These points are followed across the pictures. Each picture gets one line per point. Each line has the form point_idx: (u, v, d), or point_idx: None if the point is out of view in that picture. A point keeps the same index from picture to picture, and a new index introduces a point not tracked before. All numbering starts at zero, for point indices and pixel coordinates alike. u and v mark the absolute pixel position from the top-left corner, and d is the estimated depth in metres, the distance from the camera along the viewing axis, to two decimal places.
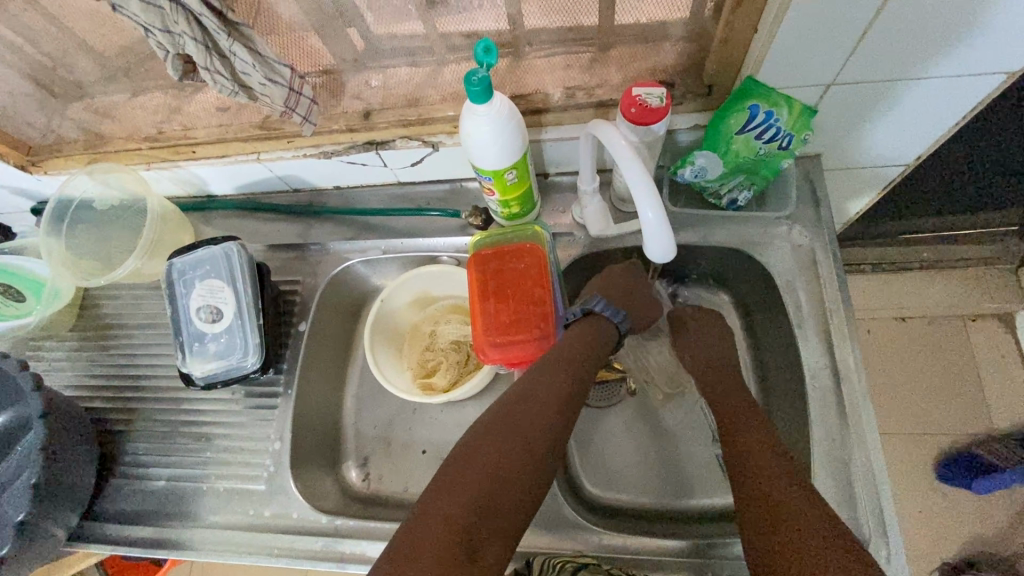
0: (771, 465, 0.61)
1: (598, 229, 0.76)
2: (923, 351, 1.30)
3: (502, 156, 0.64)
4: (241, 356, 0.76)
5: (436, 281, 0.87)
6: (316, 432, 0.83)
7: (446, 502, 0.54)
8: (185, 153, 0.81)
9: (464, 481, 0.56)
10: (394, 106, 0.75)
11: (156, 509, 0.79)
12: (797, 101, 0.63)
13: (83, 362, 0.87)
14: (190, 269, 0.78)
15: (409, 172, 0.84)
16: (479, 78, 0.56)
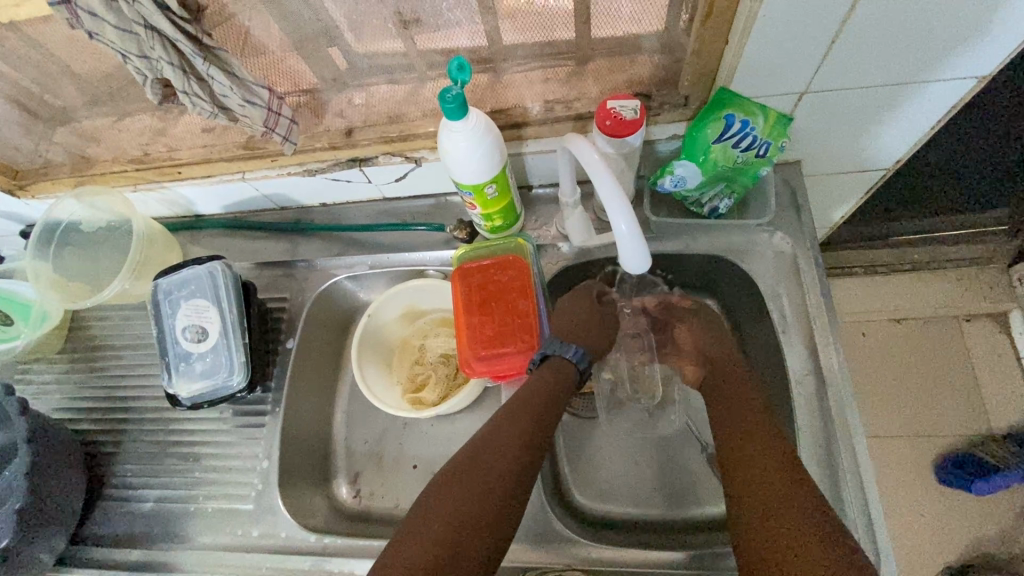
0: (781, 475, 0.58)
1: (581, 240, 0.76)
2: (917, 352, 1.30)
3: (480, 171, 0.64)
4: (227, 375, 0.76)
5: (424, 295, 0.87)
6: (306, 449, 0.83)
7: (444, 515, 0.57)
8: (170, 174, 0.82)
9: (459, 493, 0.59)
10: (377, 122, 0.76)
11: (145, 531, 0.78)
12: (771, 110, 0.64)
13: (72, 384, 0.87)
14: (176, 289, 0.78)
15: (394, 187, 0.85)
16: (454, 94, 0.56)
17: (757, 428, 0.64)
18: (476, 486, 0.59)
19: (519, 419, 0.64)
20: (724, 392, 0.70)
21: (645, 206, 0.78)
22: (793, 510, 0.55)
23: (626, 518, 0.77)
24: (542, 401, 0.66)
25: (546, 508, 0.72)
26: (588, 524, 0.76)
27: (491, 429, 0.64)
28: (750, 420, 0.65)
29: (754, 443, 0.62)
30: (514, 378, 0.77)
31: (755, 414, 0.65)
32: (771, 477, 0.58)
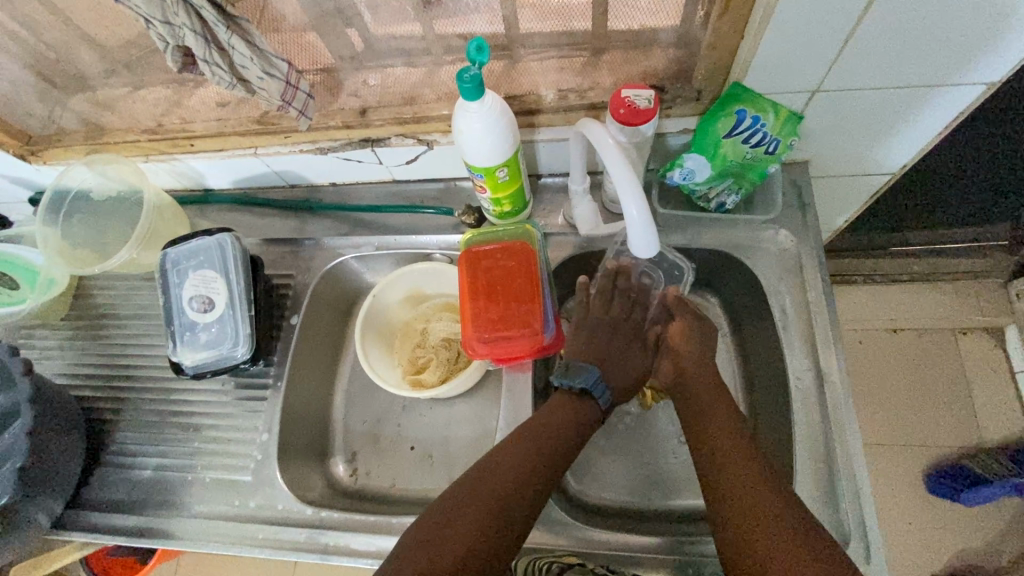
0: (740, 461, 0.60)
1: (588, 229, 0.76)
2: (913, 362, 1.31)
3: (493, 154, 0.65)
4: (232, 346, 0.76)
5: (427, 278, 0.88)
6: (305, 425, 0.84)
7: (465, 516, 0.57)
8: (182, 146, 0.82)
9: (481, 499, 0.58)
10: (391, 103, 0.77)
11: (141, 498, 0.79)
12: (782, 107, 0.65)
13: (75, 351, 0.88)
14: (184, 259, 0.78)
15: (404, 170, 0.85)
16: (471, 75, 0.57)
17: (725, 421, 0.64)
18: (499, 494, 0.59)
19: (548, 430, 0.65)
20: (693, 390, 0.70)
21: (653, 199, 0.78)
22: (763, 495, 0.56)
23: (619, 506, 0.77)
24: (572, 416, 0.67)
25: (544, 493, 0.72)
26: (582, 510, 0.76)
27: (520, 437, 0.64)
28: (716, 416, 0.65)
29: (726, 437, 0.63)
30: (516, 363, 0.77)
31: (720, 412, 0.66)
32: (741, 466, 0.59)
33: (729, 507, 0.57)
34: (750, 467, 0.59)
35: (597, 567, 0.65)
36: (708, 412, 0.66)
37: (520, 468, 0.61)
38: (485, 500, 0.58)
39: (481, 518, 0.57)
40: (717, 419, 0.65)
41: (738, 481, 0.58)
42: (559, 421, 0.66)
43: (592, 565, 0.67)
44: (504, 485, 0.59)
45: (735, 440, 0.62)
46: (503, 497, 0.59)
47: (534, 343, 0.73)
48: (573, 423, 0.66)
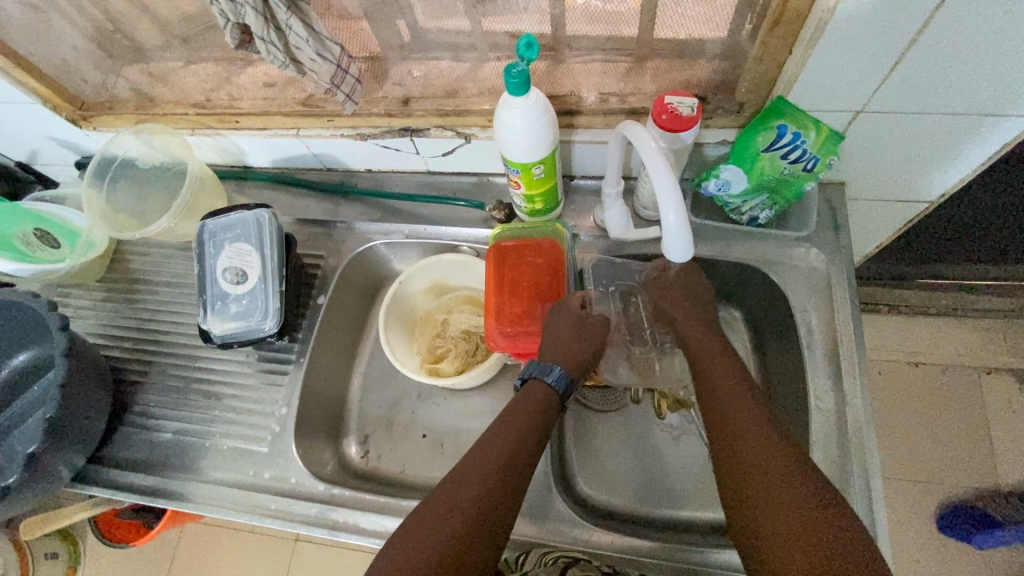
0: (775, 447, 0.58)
1: (619, 233, 0.76)
2: (932, 397, 1.29)
3: (533, 150, 0.65)
4: (261, 319, 0.76)
5: (453, 270, 0.89)
6: (322, 404, 0.86)
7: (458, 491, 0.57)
8: (228, 122, 0.84)
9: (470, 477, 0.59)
10: (434, 94, 0.78)
11: (159, 460, 0.80)
12: (824, 125, 0.65)
13: (108, 312, 0.91)
14: (221, 231, 0.79)
15: (439, 162, 0.87)
16: (519, 70, 0.57)
17: (754, 420, 0.60)
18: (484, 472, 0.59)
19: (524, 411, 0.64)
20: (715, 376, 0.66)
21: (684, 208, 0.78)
22: (779, 470, 0.55)
23: (625, 510, 0.78)
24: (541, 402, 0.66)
25: (552, 489, 0.72)
26: (589, 512, 0.77)
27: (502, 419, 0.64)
28: (747, 415, 0.61)
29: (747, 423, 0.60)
30: None
31: (753, 413, 0.61)
32: (771, 474, 0.55)
33: (760, 524, 0.54)
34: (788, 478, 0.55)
35: (602, 566, 0.66)
36: (727, 399, 0.64)
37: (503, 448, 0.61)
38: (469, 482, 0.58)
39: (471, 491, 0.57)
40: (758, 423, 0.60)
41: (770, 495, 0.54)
42: (530, 403, 0.65)
43: (598, 564, 0.67)
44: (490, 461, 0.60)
45: (749, 416, 0.61)
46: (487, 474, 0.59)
47: None
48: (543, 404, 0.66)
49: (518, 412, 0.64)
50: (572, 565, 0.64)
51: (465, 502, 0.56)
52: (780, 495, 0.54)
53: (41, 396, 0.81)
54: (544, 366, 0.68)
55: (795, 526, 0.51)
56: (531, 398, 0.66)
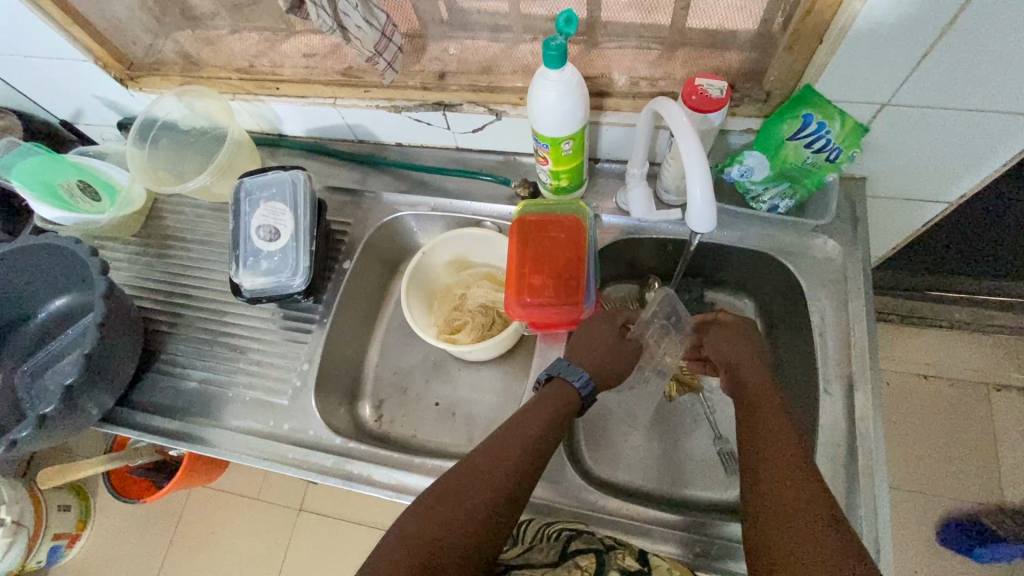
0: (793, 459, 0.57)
1: (640, 214, 0.78)
2: (940, 410, 1.29)
3: (563, 125, 0.67)
4: (290, 276, 0.80)
5: (475, 246, 0.92)
6: (341, 365, 0.88)
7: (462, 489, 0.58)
8: (269, 88, 0.88)
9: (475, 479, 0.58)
10: (468, 71, 0.81)
11: (183, 407, 0.84)
12: (850, 117, 0.67)
13: (141, 266, 0.95)
14: (257, 191, 0.83)
15: (468, 138, 0.89)
16: (557, 44, 0.60)
17: (784, 436, 0.60)
18: (488, 474, 0.59)
19: (533, 416, 0.64)
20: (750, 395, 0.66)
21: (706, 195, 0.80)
22: (791, 485, 0.55)
23: (630, 485, 0.80)
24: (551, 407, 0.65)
25: (562, 456, 0.75)
26: (595, 484, 0.79)
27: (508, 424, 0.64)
28: (764, 411, 0.63)
29: (776, 438, 0.60)
30: (552, 332, 0.80)
31: (774, 407, 0.63)
32: (777, 461, 0.57)
33: (762, 509, 0.55)
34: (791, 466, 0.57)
35: (606, 539, 0.66)
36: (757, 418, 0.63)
37: (508, 451, 0.61)
38: (473, 482, 0.58)
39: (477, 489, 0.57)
40: (773, 417, 0.62)
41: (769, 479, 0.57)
42: (541, 408, 0.65)
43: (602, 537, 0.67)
44: (496, 464, 0.60)
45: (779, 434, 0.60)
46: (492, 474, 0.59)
47: (575, 314, 0.76)
48: (553, 407, 0.65)
49: (526, 418, 0.64)
50: (575, 536, 0.64)
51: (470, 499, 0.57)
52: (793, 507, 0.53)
53: (78, 336, 0.86)
54: (573, 370, 0.69)
55: (802, 545, 0.50)
56: (553, 401, 0.66)
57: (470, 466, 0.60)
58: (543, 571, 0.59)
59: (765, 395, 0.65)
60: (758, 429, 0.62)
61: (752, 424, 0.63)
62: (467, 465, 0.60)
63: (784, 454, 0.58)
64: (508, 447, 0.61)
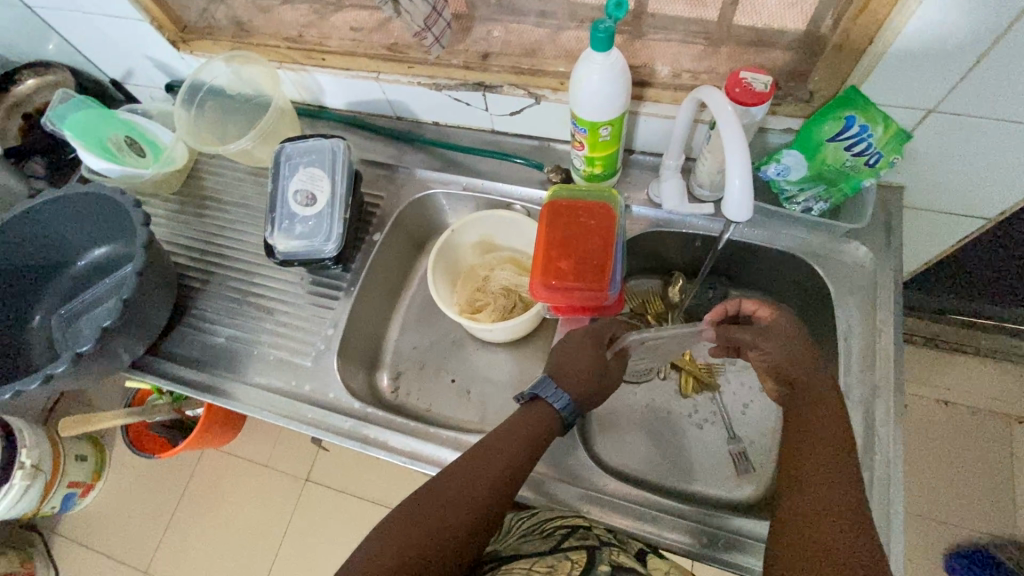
0: (835, 478, 0.55)
1: (671, 207, 0.79)
2: (957, 436, 1.26)
3: (604, 109, 0.68)
4: (323, 242, 0.82)
5: (503, 228, 0.93)
6: (363, 334, 0.90)
7: (429, 512, 0.59)
8: (315, 58, 0.90)
9: (444, 501, 0.60)
10: (512, 53, 0.82)
11: (209, 360, 0.86)
12: (893, 122, 0.66)
13: (178, 223, 0.97)
14: (297, 156, 0.85)
15: (506, 121, 0.90)
16: (605, 27, 0.60)
17: (832, 457, 0.57)
18: (456, 499, 0.60)
19: (507, 444, 0.65)
20: (803, 410, 0.62)
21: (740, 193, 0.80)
22: (833, 512, 0.53)
23: (639, 475, 0.80)
24: (528, 433, 0.66)
25: (575, 438, 0.76)
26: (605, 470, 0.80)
27: (483, 447, 0.65)
28: (819, 414, 0.61)
29: (821, 457, 0.57)
30: (573, 316, 0.81)
31: (824, 421, 0.60)
32: (821, 456, 0.57)
33: (795, 532, 0.53)
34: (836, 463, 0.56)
35: (604, 534, 0.66)
36: (808, 431, 0.60)
37: (479, 477, 0.62)
38: (440, 504, 0.59)
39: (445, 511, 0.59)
40: (828, 434, 0.59)
41: (811, 471, 0.57)
42: (516, 434, 0.65)
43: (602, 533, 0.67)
44: (465, 489, 0.61)
45: (827, 454, 0.57)
46: (460, 499, 0.60)
47: (598, 300, 0.76)
48: (529, 434, 0.66)
49: (500, 443, 0.65)
50: (574, 529, 0.65)
51: (435, 523, 0.58)
52: (828, 533, 0.51)
53: (112, 287, 0.88)
54: (553, 392, 0.69)
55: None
56: (532, 424, 0.67)
57: (440, 486, 0.61)
58: (534, 558, 0.60)
59: (818, 407, 0.61)
60: (810, 445, 0.59)
61: (801, 437, 0.60)
62: (438, 485, 0.62)
63: (827, 476, 0.55)
64: (479, 473, 0.62)
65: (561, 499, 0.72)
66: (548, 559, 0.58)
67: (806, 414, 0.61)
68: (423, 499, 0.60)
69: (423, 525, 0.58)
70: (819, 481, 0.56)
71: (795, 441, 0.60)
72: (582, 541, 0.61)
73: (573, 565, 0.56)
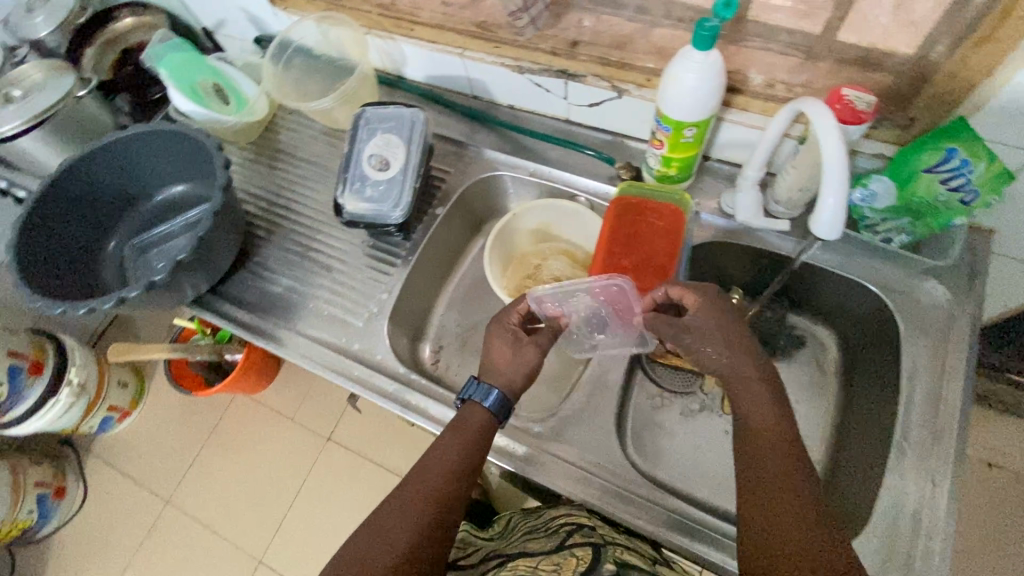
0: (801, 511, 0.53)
1: (746, 218, 0.78)
2: (999, 499, 1.21)
3: (696, 109, 0.67)
4: (391, 208, 0.83)
5: (564, 219, 0.93)
6: (414, 303, 0.92)
7: (377, 540, 0.59)
8: (404, 28, 0.91)
9: (388, 528, 0.60)
10: (601, 43, 0.80)
11: (265, 307, 0.89)
12: (999, 160, 0.62)
13: (250, 172, 1.01)
14: (376, 121, 0.86)
15: (582, 112, 0.90)
16: (711, 25, 0.59)
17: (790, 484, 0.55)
18: (401, 521, 0.60)
19: (442, 455, 0.65)
20: (755, 423, 0.60)
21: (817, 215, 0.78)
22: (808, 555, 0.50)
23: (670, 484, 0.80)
24: (463, 441, 0.67)
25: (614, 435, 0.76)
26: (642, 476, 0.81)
27: (423, 464, 0.66)
28: (772, 435, 0.59)
29: (785, 489, 0.55)
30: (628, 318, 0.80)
31: (783, 443, 0.58)
32: (783, 488, 0.55)
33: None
34: (797, 481, 0.55)
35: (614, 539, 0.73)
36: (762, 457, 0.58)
37: (420, 495, 0.63)
38: (386, 530, 0.60)
39: (392, 534, 0.59)
40: (780, 457, 0.57)
41: (772, 507, 0.54)
42: (448, 444, 0.66)
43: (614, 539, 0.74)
44: (408, 509, 0.62)
45: (790, 484, 0.55)
46: (405, 519, 0.61)
47: None
48: (465, 443, 0.66)
49: (435, 455, 0.65)
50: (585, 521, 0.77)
51: (385, 547, 0.58)
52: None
53: (185, 225, 0.92)
54: (480, 390, 0.69)
55: None
56: (462, 428, 0.68)
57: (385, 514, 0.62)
58: (542, 556, 0.70)
59: (769, 428, 0.59)
60: (768, 472, 0.57)
61: (757, 464, 0.58)
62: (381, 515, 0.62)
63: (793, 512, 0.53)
64: (418, 490, 0.63)
65: (590, 496, 0.73)
66: (555, 557, 0.68)
67: (756, 435, 0.60)
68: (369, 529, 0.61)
69: (373, 554, 0.58)
70: (785, 520, 0.53)
71: (749, 469, 0.58)
72: (586, 539, 0.71)
73: (578, 562, 0.66)
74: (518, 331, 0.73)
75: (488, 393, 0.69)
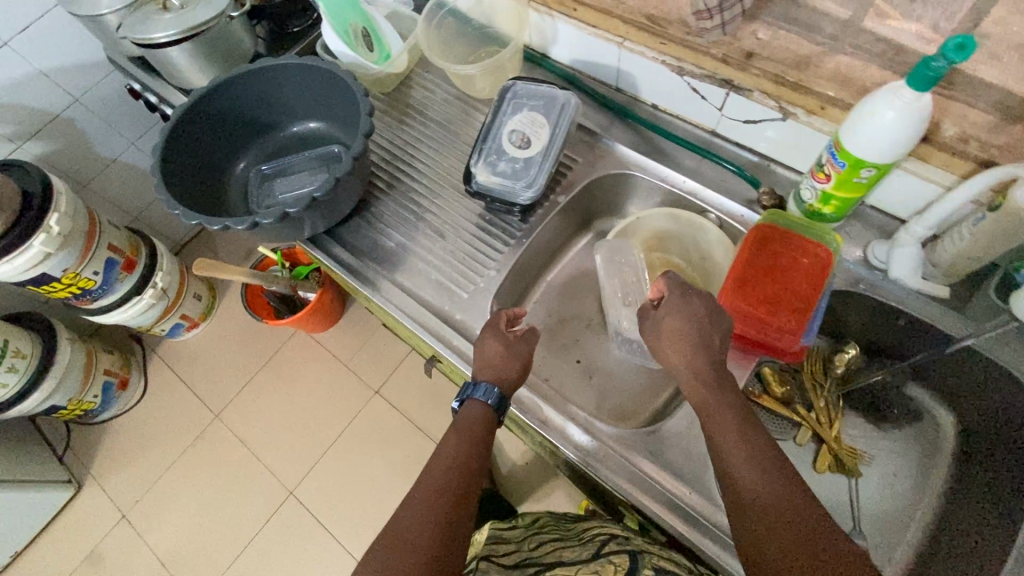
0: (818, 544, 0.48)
1: (899, 273, 0.73)
2: None
3: (883, 151, 0.62)
4: (524, 186, 0.82)
5: (685, 233, 0.90)
6: (517, 286, 0.91)
7: (398, 549, 0.55)
8: (566, 6, 0.87)
9: (406, 537, 0.56)
10: (781, 59, 0.72)
11: (375, 259, 0.90)
12: None
13: (379, 122, 1.01)
14: (523, 98, 0.86)
15: (734, 128, 0.85)
16: (938, 66, 0.54)
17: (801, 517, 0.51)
18: (420, 524, 0.57)
19: (445, 454, 0.67)
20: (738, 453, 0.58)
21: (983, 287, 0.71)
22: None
23: None
24: (467, 436, 0.69)
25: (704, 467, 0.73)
26: None
27: (430, 465, 0.66)
28: (769, 469, 0.55)
29: (801, 527, 0.50)
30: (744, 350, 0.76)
31: (781, 475, 0.55)
32: (797, 526, 0.50)
33: None
34: (802, 512, 0.51)
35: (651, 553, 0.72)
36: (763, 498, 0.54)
37: (435, 496, 0.61)
38: (404, 538, 0.56)
39: (413, 539, 0.56)
40: (779, 490, 0.53)
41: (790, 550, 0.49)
42: (452, 442, 0.68)
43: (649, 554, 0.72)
44: (424, 512, 0.59)
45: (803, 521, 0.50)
46: (427, 521, 0.58)
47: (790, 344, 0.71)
48: (467, 439, 0.68)
49: (442, 452, 0.67)
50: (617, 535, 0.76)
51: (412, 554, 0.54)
52: None
53: (315, 162, 0.94)
54: (473, 386, 0.73)
55: None
56: (466, 428, 0.70)
57: (396, 525, 0.58)
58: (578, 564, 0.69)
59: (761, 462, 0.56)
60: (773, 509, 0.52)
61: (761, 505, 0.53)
62: (390, 530, 0.58)
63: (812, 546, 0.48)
64: (428, 489, 0.62)
65: (662, 517, 0.72)
66: (593, 564, 0.67)
67: (752, 470, 0.56)
68: (387, 541, 0.56)
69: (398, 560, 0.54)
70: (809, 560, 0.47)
71: (757, 516, 0.53)
72: (622, 547, 0.71)
73: (616, 569, 0.65)
74: (505, 332, 0.78)
75: (487, 390, 0.73)
